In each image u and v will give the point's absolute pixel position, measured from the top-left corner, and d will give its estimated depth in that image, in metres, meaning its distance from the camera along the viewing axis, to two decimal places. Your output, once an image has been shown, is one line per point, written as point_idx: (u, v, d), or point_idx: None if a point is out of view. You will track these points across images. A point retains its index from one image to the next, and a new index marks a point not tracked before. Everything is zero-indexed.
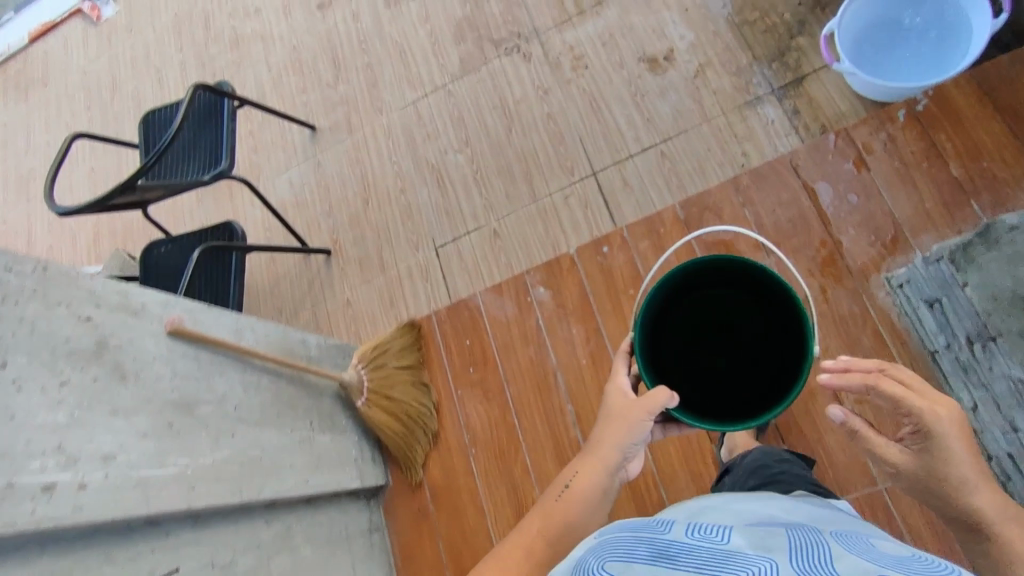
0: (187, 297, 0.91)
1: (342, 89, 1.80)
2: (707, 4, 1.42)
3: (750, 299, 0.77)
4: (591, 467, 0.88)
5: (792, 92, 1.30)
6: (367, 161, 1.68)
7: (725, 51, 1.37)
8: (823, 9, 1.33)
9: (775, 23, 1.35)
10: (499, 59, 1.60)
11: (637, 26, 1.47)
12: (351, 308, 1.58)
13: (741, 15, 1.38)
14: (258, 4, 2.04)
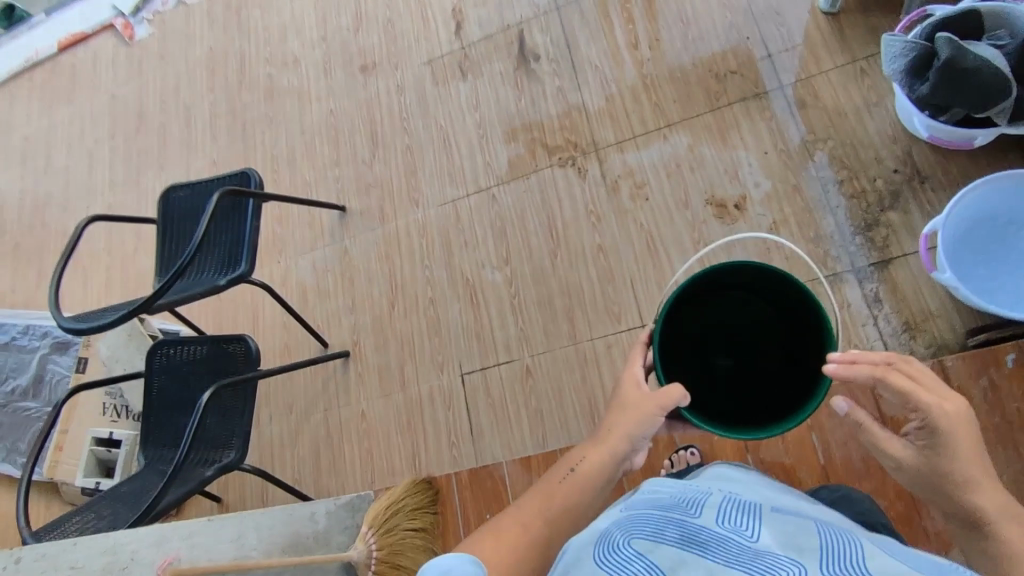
0: (187, 523, 0.88)
1: (378, 169, 1.67)
2: (791, 150, 1.28)
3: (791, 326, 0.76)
4: (593, 442, 0.78)
5: (877, 276, 1.16)
6: (398, 258, 1.56)
7: (804, 211, 1.24)
8: (923, 181, 1.20)
9: (863, 189, 1.22)
10: (551, 169, 1.47)
11: (709, 160, 1.33)
12: (365, 423, 1.45)
13: (828, 172, 1.24)
14: (299, 55, 1.91)
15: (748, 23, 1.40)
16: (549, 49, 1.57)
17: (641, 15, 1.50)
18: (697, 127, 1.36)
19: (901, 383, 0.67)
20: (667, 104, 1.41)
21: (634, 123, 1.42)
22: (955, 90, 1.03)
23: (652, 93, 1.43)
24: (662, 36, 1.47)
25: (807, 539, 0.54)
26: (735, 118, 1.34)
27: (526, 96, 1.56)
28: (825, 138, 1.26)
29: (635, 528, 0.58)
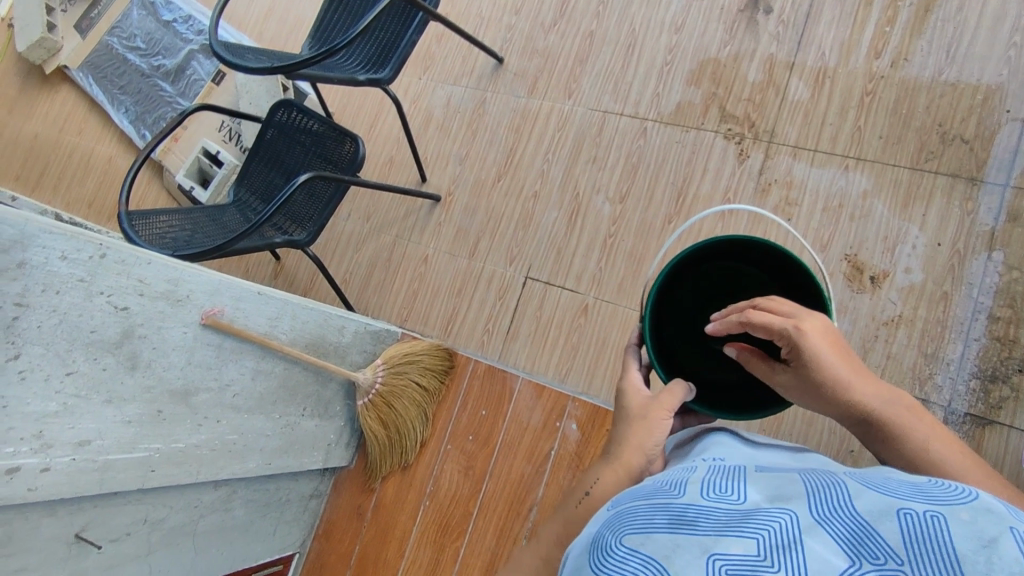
0: (237, 284, 0.93)
1: (551, 39, 1.55)
2: (965, 256, 1.18)
3: (758, 273, 0.85)
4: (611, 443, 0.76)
5: (968, 425, 1.12)
6: (526, 135, 1.51)
7: (936, 324, 1.17)
8: None
9: (1013, 337, 1.13)
10: (715, 134, 1.37)
11: (874, 220, 1.24)
12: (424, 266, 1.49)
13: (993, 302, 1.15)
14: None
15: (1014, 99, 1.20)
16: (786, 8, 1.38)
17: (905, 24, 1.29)
18: (884, 178, 1.25)
19: (765, 318, 0.67)
20: (872, 138, 1.27)
21: (827, 138, 1.30)
22: None
23: (861, 117, 1.28)
24: (914, 62, 1.27)
25: (791, 489, 0.50)
26: (931, 192, 1.22)
27: (734, 45, 1.40)
28: (1011, 267, 1.15)
29: (622, 520, 0.52)
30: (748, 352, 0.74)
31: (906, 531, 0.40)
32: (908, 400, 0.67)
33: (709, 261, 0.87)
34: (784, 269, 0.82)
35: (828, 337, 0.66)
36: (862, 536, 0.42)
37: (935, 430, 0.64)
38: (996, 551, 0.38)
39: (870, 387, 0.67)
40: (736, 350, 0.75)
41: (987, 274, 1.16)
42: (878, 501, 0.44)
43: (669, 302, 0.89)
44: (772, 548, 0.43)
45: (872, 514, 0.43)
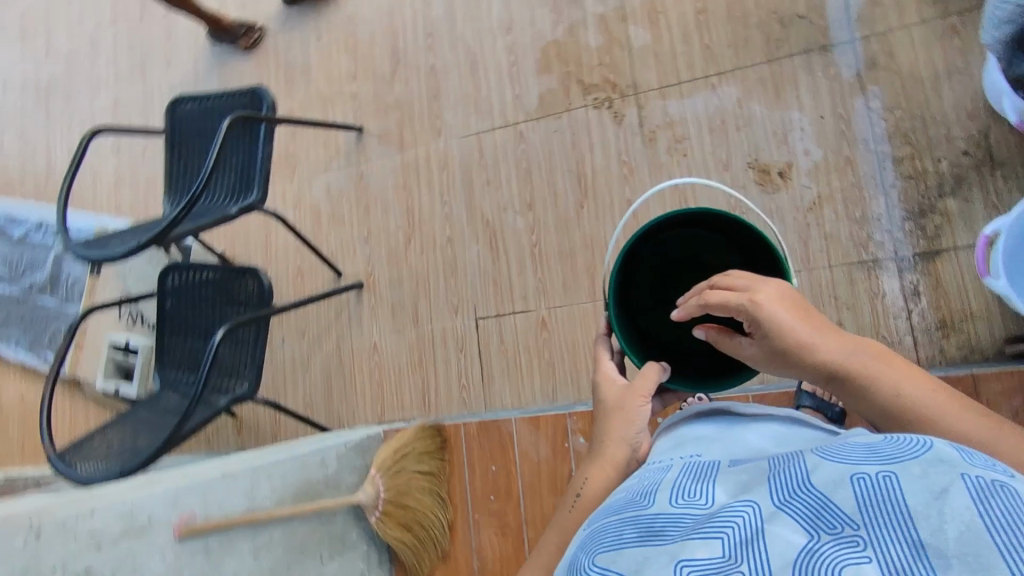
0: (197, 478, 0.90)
1: (398, 89, 1.53)
2: (852, 117, 1.22)
3: (717, 236, 0.84)
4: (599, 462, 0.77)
5: (921, 265, 1.16)
6: (416, 189, 1.48)
7: (853, 188, 1.21)
8: (993, 167, 1.14)
9: (922, 170, 1.18)
10: (585, 109, 1.38)
11: (759, 120, 1.27)
12: (377, 355, 1.45)
13: (891, 147, 1.19)
14: None
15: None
16: None
17: None
18: (749, 81, 1.28)
19: (724, 297, 0.68)
20: (722, 50, 1.30)
21: (684, 68, 1.32)
22: None
23: (704, 35, 1.31)
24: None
25: (757, 482, 0.53)
26: (794, 72, 1.26)
27: (565, 22, 1.41)
28: (891, 109, 1.20)
29: (594, 540, 0.55)
30: (712, 330, 0.74)
31: (860, 496, 0.44)
32: (874, 347, 0.67)
33: (669, 231, 0.86)
34: (737, 232, 0.81)
35: (783, 302, 0.67)
36: (819, 511, 0.45)
37: (918, 381, 0.64)
38: (947, 500, 0.41)
39: (833, 341, 0.67)
40: (703, 330, 0.75)
41: (875, 125, 1.20)
42: (833, 470, 0.47)
43: (635, 280, 0.88)
44: (736, 544, 0.45)
45: (826, 485, 0.46)
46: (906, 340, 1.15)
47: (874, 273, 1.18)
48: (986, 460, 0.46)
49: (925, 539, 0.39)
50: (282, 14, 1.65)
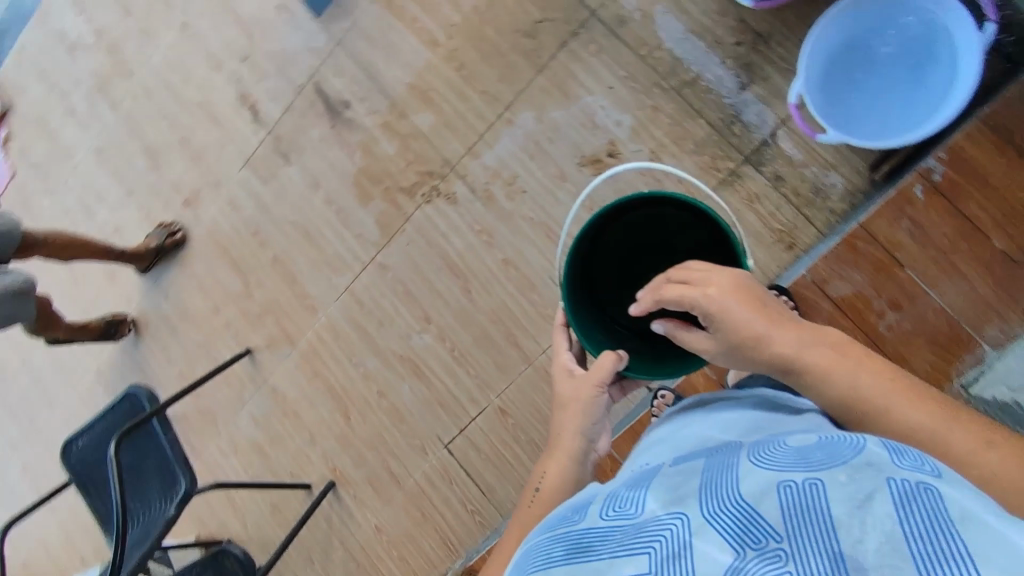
0: None
1: (258, 295, 1.51)
2: (634, 75, 1.31)
3: (689, 216, 0.90)
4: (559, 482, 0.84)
5: (769, 155, 1.25)
6: (326, 369, 1.46)
7: (674, 127, 1.29)
8: (766, 42, 1.25)
9: (715, 79, 1.28)
10: (420, 209, 1.41)
11: (563, 123, 1.33)
12: (384, 535, 1.40)
13: (678, 78, 1.29)
14: (104, 216, 1.62)
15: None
16: (353, 91, 1.45)
17: (424, 8, 1.41)
18: (536, 97, 1.34)
19: (679, 292, 0.78)
20: (497, 85, 1.37)
21: (476, 119, 1.38)
22: None
23: (475, 84, 1.38)
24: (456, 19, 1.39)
25: (689, 486, 0.59)
26: (566, 68, 1.33)
27: (359, 149, 1.45)
28: (661, 45, 1.30)
29: (536, 555, 0.63)
30: (672, 325, 0.84)
31: (784, 503, 0.49)
32: (829, 338, 0.76)
33: (637, 210, 0.92)
34: (708, 218, 0.87)
35: (734, 295, 0.77)
36: (746, 520, 0.50)
37: (871, 372, 0.72)
38: (866, 508, 0.46)
39: (789, 333, 0.76)
40: (663, 324, 0.84)
41: (655, 66, 1.30)
42: (763, 477, 0.53)
43: (603, 257, 0.96)
44: (662, 557, 0.52)
45: (756, 496, 0.51)
46: (796, 219, 1.23)
47: (738, 179, 1.26)
48: (920, 462, 0.51)
49: (848, 551, 0.45)
50: (122, 293, 1.64)
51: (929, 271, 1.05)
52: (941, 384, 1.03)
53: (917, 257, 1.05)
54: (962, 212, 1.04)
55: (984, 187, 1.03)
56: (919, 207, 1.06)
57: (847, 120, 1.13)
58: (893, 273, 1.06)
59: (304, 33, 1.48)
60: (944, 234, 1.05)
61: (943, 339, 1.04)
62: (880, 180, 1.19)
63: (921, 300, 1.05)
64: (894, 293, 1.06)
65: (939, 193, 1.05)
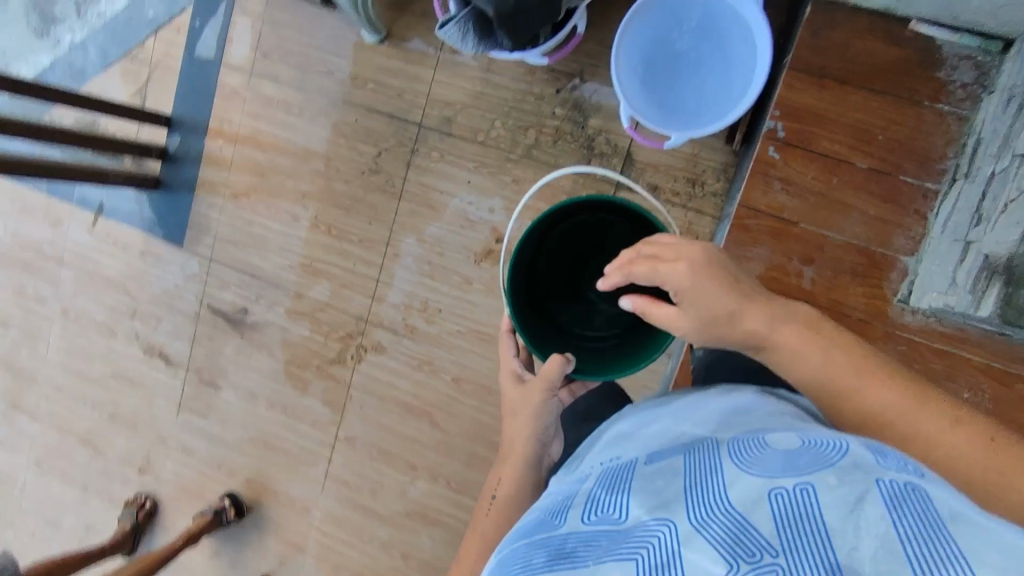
0: None
1: (247, 523, 1.48)
2: (481, 162, 1.32)
3: (625, 222, 0.98)
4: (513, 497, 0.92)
5: (634, 173, 1.27)
6: (343, 560, 1.43)
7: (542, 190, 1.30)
8: (581, 78, 1.27)
9: (554, 129, 1.29)
10: (357, 370, 1.41)
11: (443, 235, 1.35)
12: None
13: (520, 146, 1.30)
14: (72, 519, 1.57)
15: (343, 112, 1.36)
16: (245, 294, 1.45)
17: (269, 193, 1.42)
18: (409, 222, 1.36)
19: (647, 268, 0.77)
20: (369, 229, 1.38)
21: (367, 268, 1.39)
22: (521, 27, 1.08)
23: (350, 238, 1.39)
24: (302, 188, 1.40)
25: (671, 491, 0.59)
26: (421, 184, 1.35)
27: (275, 344, 1.45)
28: (492, 124, 1.30)
29: (515, 561, 0.60)
30: (640, 300, 0.80)
31: (779, 512, 0.51)
32: (801, 318, 0.77)
33: (574, 219, 1.00)
34: (639, 220, 0.95)
35: (699, 272, 0.76)
36: (739, 528, 0.51)
37: (842, 351, 0.74)
38: (859, 514, 0.49)
39: (762, 313, 0.77)
40: (630, 299, 0.80)
41: (498, 144, 1.30)
42: (753, 484, 0.55)
43: (544, 267, 1.03)
44: (648, 567, 0.51)
45: (748, 503, 0.53)
46: (688, 216, 1.26)
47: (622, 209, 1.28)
48: (902, 463, 0.55)
49: (846, 557, 0.46)
50: None
51: (820, 218, 1.06)
52: (881, 312, 1.06)
53: (804, 210, 1.06)
54: (820, 154, 1.05)
55: (824, 122, 1.04)
56: (783, 168, 1.06)
57: (682, 117, 1.16)
58: (791, 234, 1.07)
59: (175, 265, 1.48)
60: (813, 178, 1.06)
61: (862, 269, 1.06)
62: (739, 146, 1.21)
63: (827, 245, 1.07)
64: (801, 251, 1.07)
65: (792, 148, 1.06)
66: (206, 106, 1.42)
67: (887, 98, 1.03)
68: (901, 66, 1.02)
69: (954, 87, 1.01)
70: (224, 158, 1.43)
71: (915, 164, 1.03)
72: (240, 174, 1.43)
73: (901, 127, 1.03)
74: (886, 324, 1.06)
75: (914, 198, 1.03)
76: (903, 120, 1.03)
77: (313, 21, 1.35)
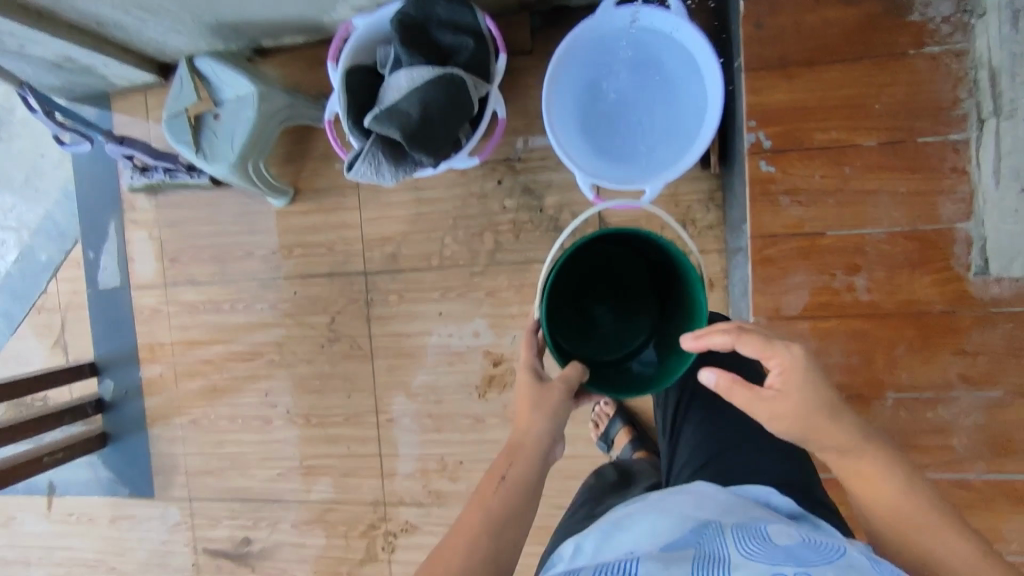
0: None
1: None
2: (445, 285, 1.14)
3: (647, 263, 0.83)
4: (520, 499, 0.62)
5: None
6: None
7: (521, 290, 1.12)
8: (518, 158, 1.10)
9: (510, 222, 1.12)
10: (392, 564, 1.19)
11: (433, 379, 1.16)
12: None
13: (481, 253, 1.13)
14: None
15: (278, 289, 1.19)
16: (239, 523, 1.24)
17: (228, 403, 1.22)
18: (391, 379, 1.17)
19: (761, 347, 0.59)
20: (351, 402, 1.19)
21: (363, 445, 1.19)
22: (437, 133, 0.93)
23: (332, 419, 1.19)
24: (262, 385, 1.21)
25: (680, 569, 0.45)
26: (389, 333, 1.16)
27: (291, 567, 1.23)
28: (442, 241, 1.13)
29: None
30: (725, 376, 0.61)
31: None
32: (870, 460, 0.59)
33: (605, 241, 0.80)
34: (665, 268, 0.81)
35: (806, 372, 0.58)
36: None
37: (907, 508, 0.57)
38: None
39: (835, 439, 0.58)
40: (713, 372, 0.61)
41: (456, 262, 1.13)
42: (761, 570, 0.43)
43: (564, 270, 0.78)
44: None
45: None
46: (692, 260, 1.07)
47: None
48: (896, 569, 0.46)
49: None
50: None
51: (847, 216, 0.89)
52: (960, 296, 0.87)
53: (824, 215, 0.89)
54: (819, 148, 0.88)
55: (808, 113, 0.88)
56: (784, 180, 0.90)
57: (646, 160, 1.01)
58: (822, 248, 0.90)
59: (153, 519, 1.27)
60: (821, 175, 0.89)
61: (918, 255, 0.88)
62: (718, 167, 1.05)
63: (868, 243, 0.89)
64: (842, 261, 0.90)
65: (784, 155, 0.89)
66: (129, 334, 1.24)
67: (867, 60, 0.87)
68: (867, 25, 0.86)
69: (935, 25, 0.85)
70: (166, 384, 1.24)
71: (930, 120, 0.86)
72: (189, 394, 1.23)
73: (895, 86, 0.87)
74: (972, 307, 0.87)
75: (943, 157, 0.86)
76: (895, 78, 0.87)
77: (211, 205, 1.19)
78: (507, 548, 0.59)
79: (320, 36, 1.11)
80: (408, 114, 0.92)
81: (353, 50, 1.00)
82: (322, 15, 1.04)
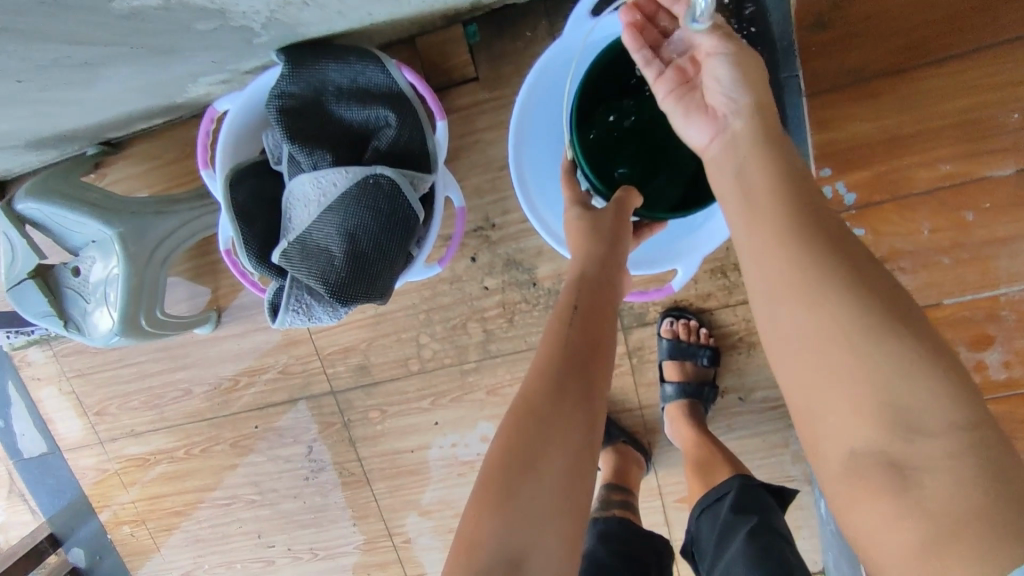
0: None
1: None
2: (434, 390, 0.92)
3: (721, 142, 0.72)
4: (603, 322, 0.53)
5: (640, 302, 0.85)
6: None
7: None
8: (493, 224, 0.83)
9: (498, 305, 0.86)
10: None
11: (445, 494, 0.96)
12: None
13: (469, 347, 0.89)
14: None
15: (235, 426, 0.97)
16: None
17: (218, 551, 1.05)
18: (396, 501, 0.98)
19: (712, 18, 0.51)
20: (358, 531, 1.00)
21: (383, 569, 1.01)
22: (370, 259, 0.65)
23: (342, 549, 1.02)
24: (251, 527, 1.03)
25: None
26: (380, 452, 0.96)
27: None
28: (418, 340, 0.89)
29: None
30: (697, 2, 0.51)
31: None
32: (784, 273, 0.39)
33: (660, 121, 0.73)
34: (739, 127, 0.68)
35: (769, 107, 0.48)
36: None
37: (824, 350, 0.36)
38: None
39: (777, 264, 0.39)
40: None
41: (442, 362, 0.90)
42: None
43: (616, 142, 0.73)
44: None
45: None
46: (738, 314, 0.83)
47: (646, 350, 0.86)
48: None
49: None
50: None
51: (971, 276, 0.68)
52: None
53: (930, 277, 0.68)
54: (927, 192, 0.67)
55: (896, 151, 0.67)
56: (878, 243, 0.69)
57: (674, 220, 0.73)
58: (939, 320, 0.69)
59: None
60: (928, 229, 0.67)
61: None
62: None
63: (1003, 306, 0.67)
64: (965, 331, 0.69)
65: (879, 209, 0.68)
66: (79, 497, 1.04)
67: (980, 70, 0.63)
68: (973, 18, 0.62)
69: None
70: (143, 543, 1.06)
71: None
72: (169, 549, 1.05)
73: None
74: None
75: None
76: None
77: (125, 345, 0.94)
78: (600, 371, 0.51)
79: (178, 113, 0.79)
80: (328, 253, 0.65)
81: (233, 149, 0.70)
82: (175, 99, 0.72)
